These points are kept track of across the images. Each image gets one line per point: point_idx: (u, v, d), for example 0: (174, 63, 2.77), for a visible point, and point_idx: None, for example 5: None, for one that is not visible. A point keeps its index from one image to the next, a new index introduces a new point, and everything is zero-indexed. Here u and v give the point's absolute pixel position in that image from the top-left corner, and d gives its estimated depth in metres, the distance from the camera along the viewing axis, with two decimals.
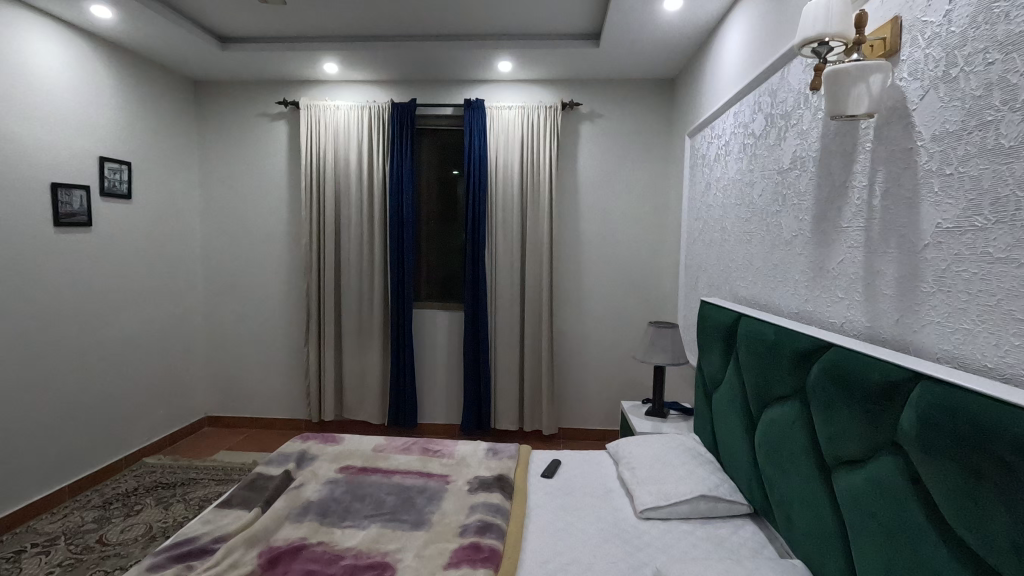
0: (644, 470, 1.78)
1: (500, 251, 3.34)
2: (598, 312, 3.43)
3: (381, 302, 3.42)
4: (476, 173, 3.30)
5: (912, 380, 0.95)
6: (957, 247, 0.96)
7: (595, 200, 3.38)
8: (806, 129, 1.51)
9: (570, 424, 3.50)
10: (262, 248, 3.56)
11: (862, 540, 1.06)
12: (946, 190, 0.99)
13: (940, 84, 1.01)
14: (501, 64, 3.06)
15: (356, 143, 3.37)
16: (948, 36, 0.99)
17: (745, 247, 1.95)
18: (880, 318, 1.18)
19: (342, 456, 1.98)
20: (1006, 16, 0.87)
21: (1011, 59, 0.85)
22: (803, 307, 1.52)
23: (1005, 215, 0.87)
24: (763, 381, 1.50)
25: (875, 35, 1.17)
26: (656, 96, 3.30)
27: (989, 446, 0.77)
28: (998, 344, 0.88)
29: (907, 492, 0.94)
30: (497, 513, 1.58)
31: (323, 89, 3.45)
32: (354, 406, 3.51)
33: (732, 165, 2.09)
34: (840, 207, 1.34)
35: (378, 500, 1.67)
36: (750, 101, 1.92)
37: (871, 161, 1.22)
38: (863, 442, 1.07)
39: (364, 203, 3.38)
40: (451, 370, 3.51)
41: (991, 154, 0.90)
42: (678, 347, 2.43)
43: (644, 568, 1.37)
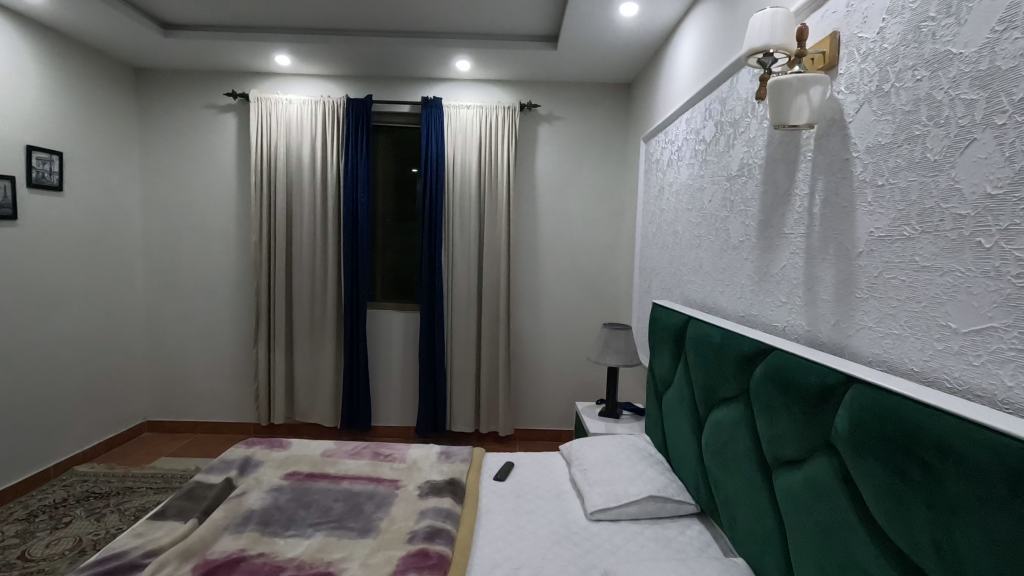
0: (595, 472, 1.79)
1: (456, 251, 3.30)
2: (554, 313, 3.45)
3: (335, 302, 3.33)
4: (433, 172, 3.26)
5: (845, 383, 0.98)
6: (887, 255, 1.00)
7: (553, 202, 3.40)
8: (753, 137, 1.55)
9: (526, 425, 3.51)
10: (208, 244, 3.42)
11: (799, 539, 1.09)
12: (879, 200, 1.03)
13: (873, 99, 1.05)
14: (459, 63, 3.03)
15: (309, 138, 3.27)
16: (881, 52, 1.03)
17: (695, 251, 1.99)
18: (819, 323, 1.22)
19: (289, 462, 1.91)
20: (933, 35, 0.91)
21: (938, 77, 0.89)
22: (748, 311, 1.56)
23: (930, 226, 0.91)
24: (710, 383, 1.53)
25: (816, 49, 1.21)
26: (613, 99, 3.35)
27: (914, 448, 0.80)
28: (923, 348, 0.92)
29: (840, 493, 0.97)
30: (447, 518, 1.56)
31: (274, 81, 3.34)
32: (305, 409, 3.41)
33: (684, 171, 2.13)
34: (783, 214, 1.38)
35: (325, 507, 1.62)
36: (701, 108, 1.96)
37: (811, 170, 1.26)
38: (801, 443, 1.10)
39: (318, 201, 3.29)
40: (407, 371, 3.46)
41: (918, 167, 0.93)
42: (632, 349, 2.47)
43: (593, 570, 1.38)
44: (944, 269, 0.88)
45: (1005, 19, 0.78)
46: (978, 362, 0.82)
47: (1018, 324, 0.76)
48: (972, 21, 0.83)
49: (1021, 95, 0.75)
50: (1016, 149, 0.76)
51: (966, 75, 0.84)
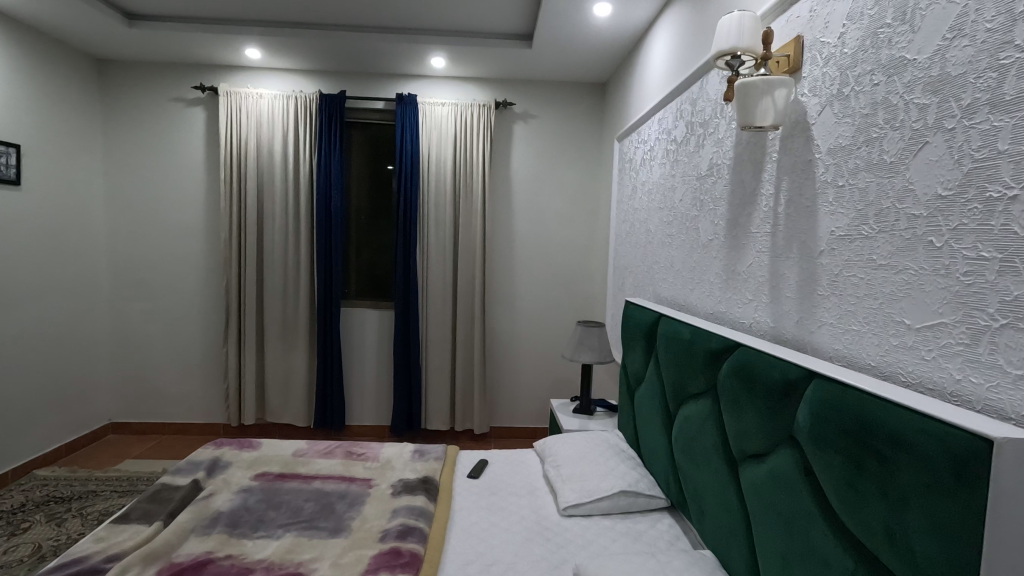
0: (568, 468, 1.81)
1: (432, 248, 3.29)
2: (530, 311, 3.46)
3: (308, 300, 3.29)
4: (407, 169, 3.24)
5: (806, 378, 1.01)
6: (847, 254, 1.04)
7: (528, 200, 3.41)
8: (721, 137, 1.58)
9: (501, 423, 3.51)
10: (176, 241, 3.34)
11: (763, 530, 1.12)
12: (839, 201, 1.06)
13: (834, 102, 1.08)
14: (433, 60, 3.01)
15: (281, 134, 3.22)
16: (841, 57, 1.06)
17: (667, 250, 2.02)
18: (783, 319, 1.26)
19: (259, 463, 1.88)
20: (889, 42, 0.94)
21: (894, 82, 0.93)
22: (717, 308, 1.59)
23: (886, 225, 0.94)
24: (679, 379, 1.56)
25: (781, 52, 1.24)
26: (588, 99, 3.37)
27: (870, 440, 0.83)
28: (879, 344, 0.96)
29: (801, 485, 1.00)
30: (420, 516, 1.55)
31: (244, 75, 3.27)
32: (277, 409, 3.36)
33: (657, 170, 2.16)
34: (750, 214, 1.41)
35: (296, 507, 1.60)
36: (673, 109, 1.99)
37: (776, 171, 1.29)
38: (765, 437, 1.13)
39: (290, 197, 3.24)
40: (381, 370, 3.43)
41: (876, 169, 0.97)
42: (605, 346, 2.49)
43: (564, 565, 1.39)
44: (899, 268, 0.91)
45: (955, 28, 0.81)
46: (930, 357, 0.85)
47: (966, 321, 0.79)
48: (924, 29, 0.86)
49: (969, 100, 0.78)
50: (964, 152, 0.79)
51: (919, 81, 0.87)
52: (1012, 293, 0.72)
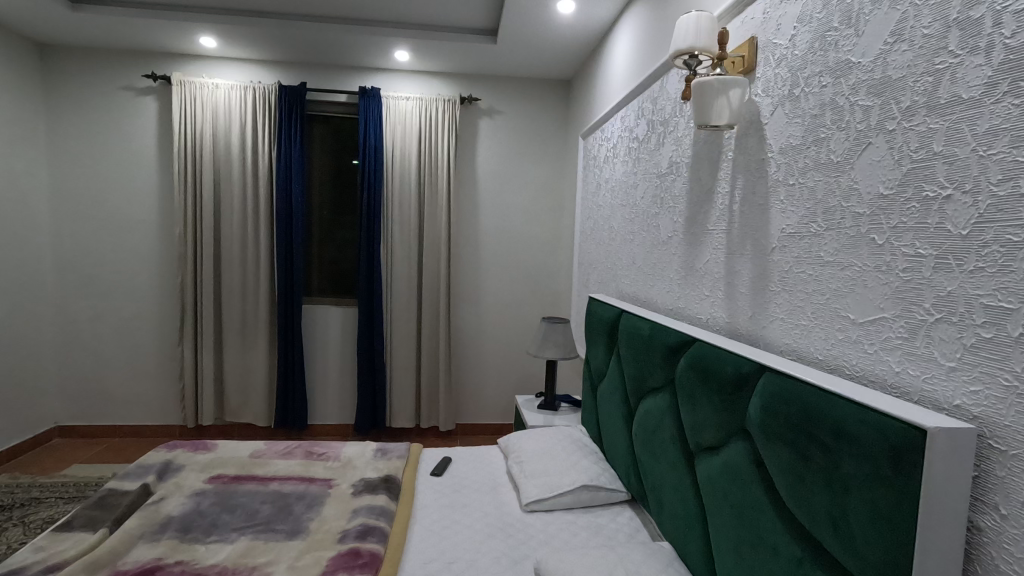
0: (531, 464, 1.81)
1: (396, 244, 3.24)
2: (495, 308, 3.46)
3: (268, 297, 3.21)
4: (371, 164, 3.18)
5: (758, 372, 1.04)
6: (797, 250, 1.07)
7: (494, 196, 3.40)
8: (681, 136, 1.60)
9: (466, 420, 3.50)
10: (127, 236, 3.21)
11: (717, 521, 1.15)
12: (790, 198, 1.09)
13: (786, 102, 1.11)
14: (397, 53, 2.97)
15: (238, 126, 3.12)
16: (792, 58, 1.09)
17: (629, 246, 2.04)
18: (737, 315, 1.29)
19: (213, 465, 1.82)
20: (836, 45, 0.97)
21: (840, 83, 0.95)
22: (676, 304, 1.62)
23: (833, 223, 0.97)
24: (640, 374, 1.58)
25: (736, 52, 1.26)
26: (553, 96, 3.38)
27: (815, 431, 0.86)
28: (826, 338, 0.99)
29: (753, 476, 1.03)
30: (381, 516, 1.53)
31: (199, 64, 3.16)
32: (237, 408, 3.27)
33: (619, 168, 2.18)
34: (707, 211, 1.44)
35: (252, 510, 1.56)
36: (635, 107, 2.01)
37: (731, 170, 1.32)
38: (719, 430, 1.15)
39: (248, 191, 3.14)
40: (345, 368, 3.37)
41: (823, 168, 0.99)
42: (569, 342, 2.51)
43: (525, 561, 1.40)
44: (844, 265, 0.94)
45: (896, 32, 0.84)
46: (872, 350, 0.88)
47: (905, 315, 0.82)
48: (868, 33, 0.89)
49: (908, 103, 0.81)
50: (903, 152, 0.82)
51: (863, 84, 0.90)
52: (947, 288, 0.75)
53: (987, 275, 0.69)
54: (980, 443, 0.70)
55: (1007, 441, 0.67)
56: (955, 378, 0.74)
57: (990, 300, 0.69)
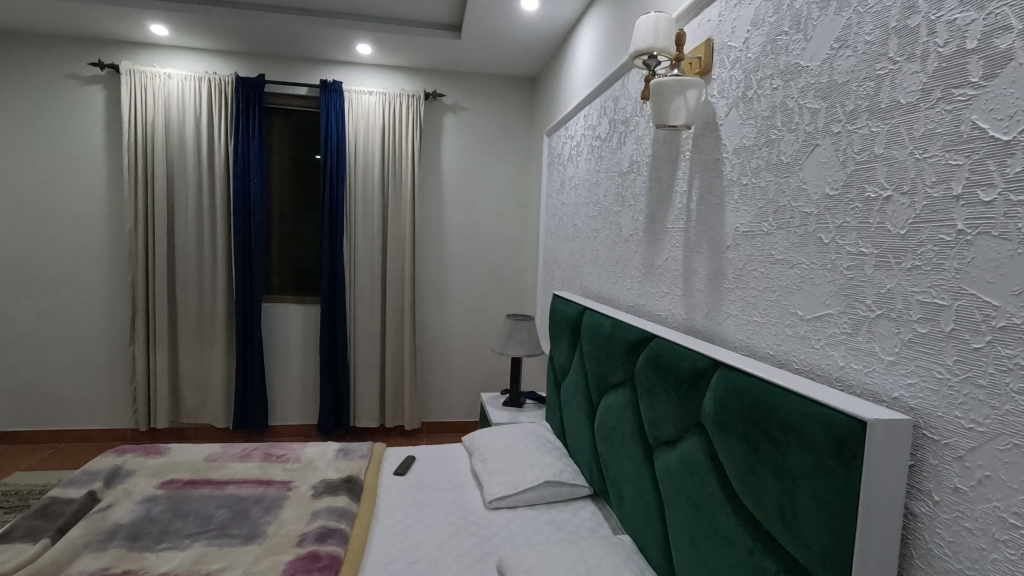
0: (495, 461, 1.82)
1: (359, 240, 3.19)
2: (461, 305, 3.45)
3: (225, 294, 3.12)
4: (333, 159, 3.12)
5: (712, 367, 1.06)
6: (750, 249, 1.09)
7: (459, 192, 3.38)
8: (641, 135, 1.63)
9: (432, 417, 3.48)
10: (73, 232, 3.06)
11: (674, 513, 1.17)
12: (744, 198, 1.11)
13: (739, 104, 1.13)
14: (359, 46, 2.92)
15: (193, 118, 3.01)
16: (746, 61, 1.12)
17: (592, 244, 2.06)
18: (694, 311, 1.31)
19: (166, 470, 1.76)
20: (787, 49, 0.99)
21: (790, 86, 0.98)
22: (637, 301, 1.64)
23: (783, 223, 1.00)
24: (601, 370, 1.60)
25: (693, 54, 1.28)
26: (518, 94, 3.38)
27: (765, 424, 0.88)
28: (777, 334, 1.02)
29: (708, 469, 1.05)
30: (342, 517, 1.51)
31: (150, 53, 3.03)
32: (194, 410, 3.17)
33: (583, 166, 2.19)
34: (666, 210, 1.46)
35: (206, 515, 1.51)
36: (597, 106, 2.03)
37: (689, 170, 1.34)
38: (676, 424, 1.17)
39: (204, 186, 3.04)
40: (307, 367, 3.31)
41: (774, 169, 1.02)
42: (534, 339, 2.52)
43: (488, 559, 1.40)
44: (793, 263, 0.97)
45: (841, 37, 0.87)
46: (819, 345, 0.91)
47: (848, 311, 0.85)
48: (815, 38, 0.92)
49: (852, 107, 0.84)
50: (848, 154, 0.85)
51: (811, 87, 0.93)
52: (886, 286, 0.78)
53: (922, 273, 0.72)
54: (916, 434, 0.73)
55: (939, 430, 0.70)
56: (893, 372, 0.77)
57: (925, 296, 0.72)
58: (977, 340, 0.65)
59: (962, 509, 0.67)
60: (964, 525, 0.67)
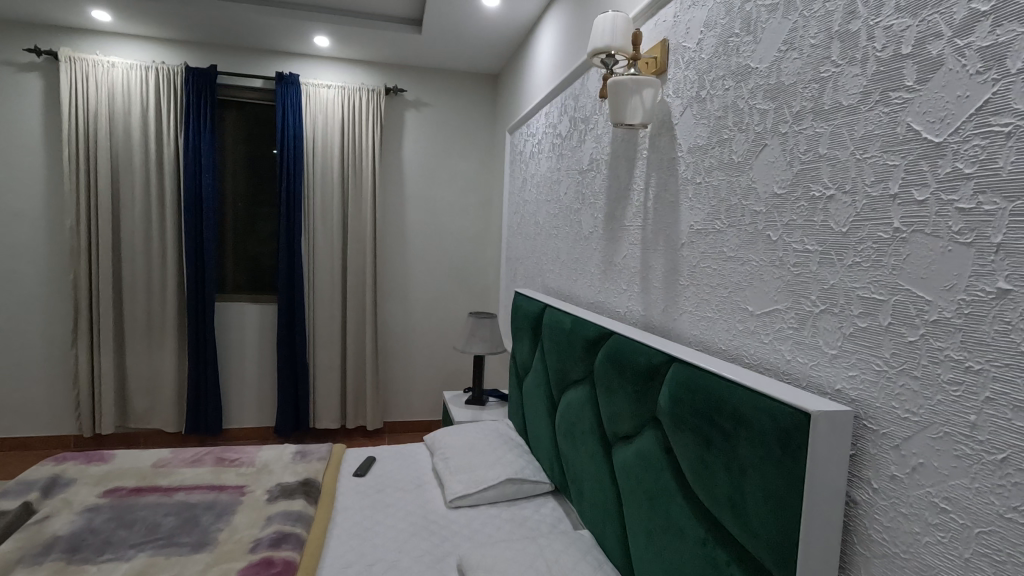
0: (456, 460, 1.80)
1: (318, 238, 3.12)
2: (424, 303, 3.42)
3: (175, 293, 3.00)
4: (291, 154, 3.04)
5: (667, 362, 1.08)
6: (703, 246, 1.11)
7: (421, 189, 3.35)
8: (600, 134, 1.64)
9: (394, 417, 3.44)
10: (8, 227, 2.88)
11: (632, 507, 1.19)
12: (698, 196, 1.13)
13: (693, 104, 1.15)
14: (316, 38, 2.85)
15: (139, 110, 2.88)
16: (699, 62, 1.14)
17: (554, 241, 2.07)
18: (651, 308, 1.33)
19: (110, 477, 1.68)
20: (738, 50, 1.02)
21: (741, 87, 1.00)
22: (596, 298, 1.66)
23: (734, 221, 1.02)
24: (562, 366, 1.60)
25: (650, 54, 1.30)
26: (481, 90, 3.36)
27: (717, 418, 0.90)
28: (729, 329, 1.04)
29: (663, 463, 1.07)
30: (297, 521, 1.47)
31: (92, 40, 2.88)
32: (142, 414, 3.04)
33: (544, 163, 2.20)
34: (624, 208, 1.48)
35: (153, 523, 1.45)
36: (558, 104, 2.04)
37: (646, 169, 1.36)
38: (634, 419, 1.19)
39: (152, 179, 2.91)
40: (263, 367, 3.21)
41: (726, 168, 1.04)
42: (496, 337, 2.51)
43: (448, 558, 1.39)
44: (743, 260, 0.99)
45: (788, 40, 0.89)
46: (767, 340, 0.94)
47: (795, 307, 0.88)
48: (764, 40, 0.94)
49: (798, 108, 0.87)
50: (794, 154, 0.87)
51: (761, 88, 0.95)
52: (830, 282, 0.81)
53: (863, 269, 0.75)
54: (856, 424, 0.76)
55: (878, 421, 0.73)
56: (836, 364, 0.80)
57: (865, 292, 0.75)
58: (912, 334, 0.68)
59: (898, 495, 0.70)
60: (900, 511, 0.70)
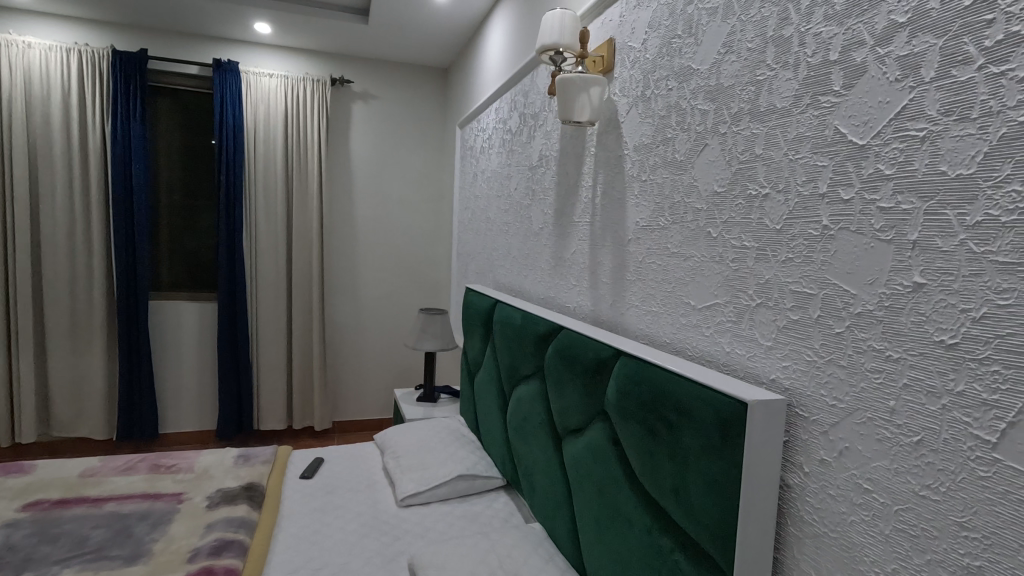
0: (407, 457, 1.78)
1: (261, 233, 3.00)
2: (374, 299, 3.35)
3: (104, 292, 2.82)
4: (229, 145, 2.90)
5: (614, 357, 1.10)
6: (649, 243, 1.14)
7: (370, 183, 3.28)
8: (550, 130, 1.65)
9: (344, 416, 3.36)
10: None
11: (581, 499, 1.21)
12: (643, 194, 1.16)
13: (639, 103, 1.18)
14: (257, 25, 2.73)
15: (60, 95, 2.69)
16: (644, 61, 1.16)
17: (504, 236, 2.07)
18: (600, 303, 1.35)
19: (31, 489, 1.57)
20: (680, 51, 1.04)
21: (683, 88, 1.03)
22: (546, 293, 1.67)
23: (678, 218, 1.05)
24: (513, 361, 1.61)
25: (597, 52, 1.32)
26: (430, 84, 3.31)
27: (661, 409, 0.93)
28: (673, 323, 1.07)
29: (611, 454, 1.09)
30: (240, 527, 1.42)
31: (4, 18, 2.66)
32: (68, 421, 2.84)
33: (495, 158, 2.19)
34: (573, 203, 1.49)
35: (80, 537, 1.36)
36: (508, 100, 2.04)
37: (594, 166, 1.38)
38: (583, 413, 1.21)
39: (75, 170, 2.72)
40: (202, 368, 3.07)
41: (670, 166, 1.07)
42: (447, 333, 2.50)
43: (399, 558, 1.37)
44: (687, 256, 1.02)
45: (727, 44, 0.92)
46: (708, 333, 0.97)
47: (733, 301, 0.91)
48: (705, 42, 0.97)
49: (736, 109, 0.90)
50: (733, 154, 0.91)
51: (702, 89, 0.98)
52: (765, 277, 0.84)
53: (795, 265, 0.79)
54: (790, 412, 0.80)
55: (808, 408, 0.77)
56: (771, 356, 0.84)
57: (797, 286, 0.79)
58: (839, 325, 0.72)
59: (827, 478, 0.74)
60: (829, 492, 0.74)
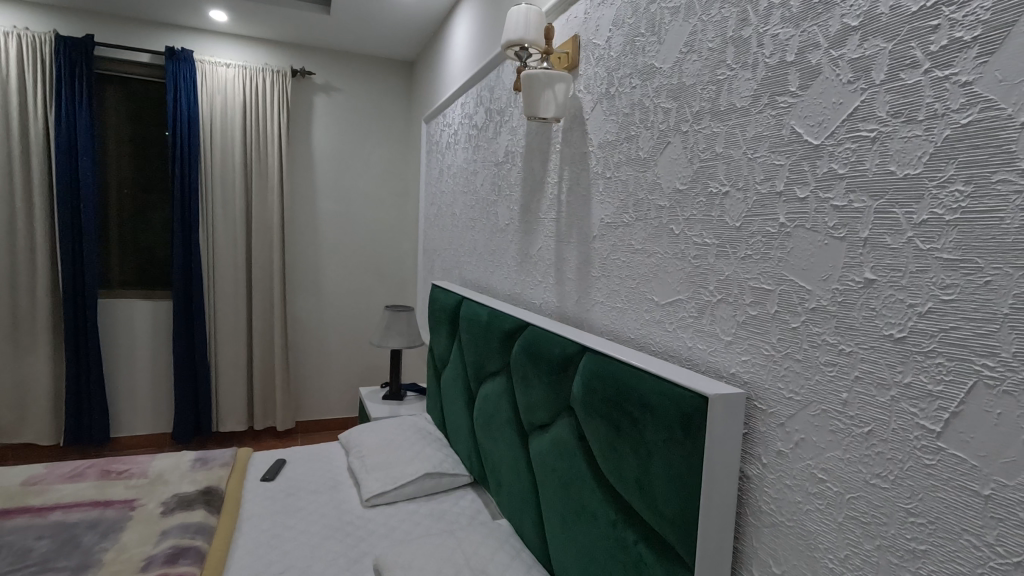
0: (372, 457, 1.76)
1: (218, 228, 2.90)
2: (337, 296, 3.29)
3: (48, 290, 2.68)
4: (184, 136, 2.79)
5: (580, 353, 1.11)
6: (613, 239, 1.15)
7: (332, 178, 3.21)
8: (515, 126, 1.64)
9: (307, 416, 3.29)
10: None
11: (547, 494, 1.21)
12: (608, 190, 1.17)
13: (603, 101, 1.18)
14: (212, 12, 2.63)
15: None
16: (608, 59, 1.17)
17: (470, 232, 2.06)
18: (566, 299, 1.36)
19: None
20: (643, 49, 1.05)
21: (646, 86, 1.04)
22: (513, 289, 1.67)
23: (641, 215, 1.06)
24: (479, 358, 1.60)
25: (562, 49, 1.32)
26: (395, 77, 3.26)
27: (625, 404, 0.94)
28: (637, 319, 1.08)
29: (576, 450, 1.10)
30: (198, 533, 1.37)
31: None
32: (9, 427, 2.70)
33: (461, 154, 2.18)
34: (539, 199, 1.49)
35: (22, 549, 1.29)
36: (474, 95, 2.02)
37: (559, 163, 1.38)
38: (549, 409, 1.21)
39: (14, 162, 2.58)
40: (157, 369, 2.95)
41: (634, 164, 1.08)
42: (413, 330, 2.47)
43: (364, 559, 1.35)
44: (650, 253, 1.03)
45: (688, 43, 0.93)
46: (671, 328, 0.99)
47: (695, 297, 0.93)
48: (667, 41, 0.98)
49: (697, 108, 0.91)
50: (694, 153, 0.92)
51: (664, 87, 0.99)
52: (725, 274, 0.86)
53: (753, 261, 0.81)
54: (749, 406, 0.82)
55: (766, 402, 0.79)
56: (731, 350, 0.85)
57: (756, 282, 0.81)
58: (794, 320, 0.74)
59: (783, 468, 0.76)
60: (786, 482, 0.76)
